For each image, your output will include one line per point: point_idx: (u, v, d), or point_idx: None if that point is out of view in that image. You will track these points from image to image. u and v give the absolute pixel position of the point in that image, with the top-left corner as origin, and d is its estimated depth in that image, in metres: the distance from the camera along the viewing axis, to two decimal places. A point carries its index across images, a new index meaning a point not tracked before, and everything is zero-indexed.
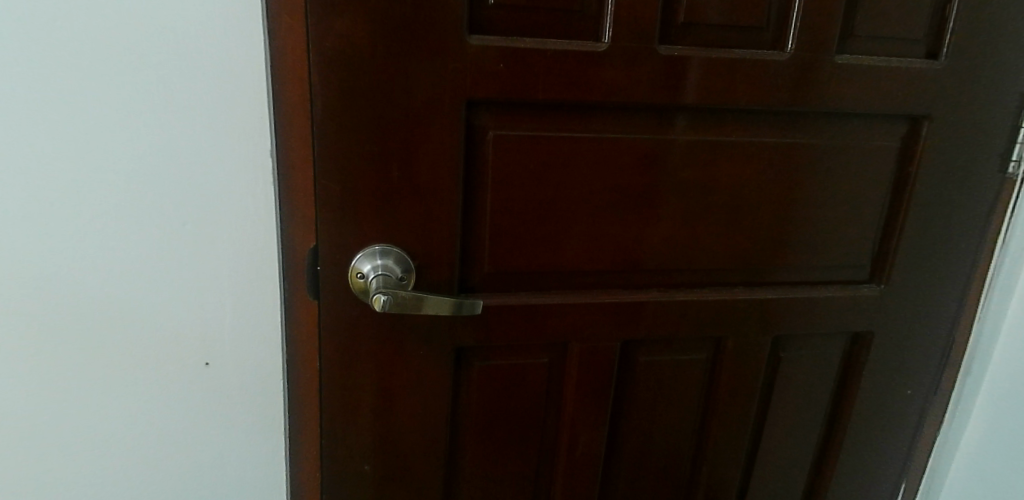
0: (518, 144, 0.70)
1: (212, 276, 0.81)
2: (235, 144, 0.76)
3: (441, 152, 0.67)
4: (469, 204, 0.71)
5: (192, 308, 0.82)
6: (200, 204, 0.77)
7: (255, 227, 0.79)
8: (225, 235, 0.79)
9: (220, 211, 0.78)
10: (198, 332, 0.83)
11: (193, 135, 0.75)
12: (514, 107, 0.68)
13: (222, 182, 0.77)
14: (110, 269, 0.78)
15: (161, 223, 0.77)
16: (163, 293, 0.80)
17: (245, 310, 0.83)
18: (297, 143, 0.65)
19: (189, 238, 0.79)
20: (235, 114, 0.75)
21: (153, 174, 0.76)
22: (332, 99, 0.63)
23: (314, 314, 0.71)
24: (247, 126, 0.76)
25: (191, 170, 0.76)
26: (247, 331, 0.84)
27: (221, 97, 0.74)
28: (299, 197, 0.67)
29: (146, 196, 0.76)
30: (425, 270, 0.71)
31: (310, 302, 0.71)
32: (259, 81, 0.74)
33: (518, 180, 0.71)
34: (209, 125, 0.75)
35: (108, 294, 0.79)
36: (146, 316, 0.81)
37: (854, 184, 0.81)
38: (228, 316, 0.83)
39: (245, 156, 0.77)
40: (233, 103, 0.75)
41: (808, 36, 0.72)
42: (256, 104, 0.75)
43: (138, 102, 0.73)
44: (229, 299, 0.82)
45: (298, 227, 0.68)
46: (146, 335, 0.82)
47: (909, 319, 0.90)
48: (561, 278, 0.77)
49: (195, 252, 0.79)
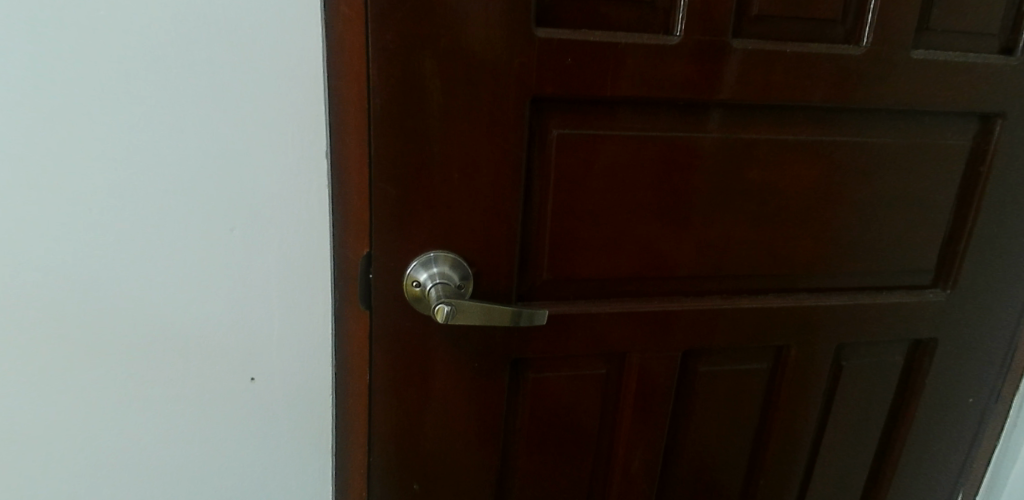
0: (583, 144, 0.66)
1: (254, 286, 0.77)
2: (280, 146, 0.72)
3: (504, 152, 0.64)
4: (529, 208, 0.68)
5: (238, 319, 0.78)
6: (242, 210, 0.74)
7: (299, 235, 0.76)
8: (268, 243, 0.75)
9: (268, 217, 0.74)
10: (243, 345, 0.79)
11: (236, 137, 0.71)
12: (580, 104, 0.65)
13: (272, 187, 0.73)
14: (148, 279, 0.74)
15: (203, 230, 0.74)
16: (203, 304, 0.76)
17: (291, 321, 0.79)
18: (353, 143, 0.61)
19: (230, 246, 0.75)
20: (282, 116, 0.71)
21: (195, 179, 0.72)
22: (392, 97, 0.60)
23: (366, 324, 0.68)
24: (293, 127, 0.72)
25: (235, 174, 0.72)
26: (292, 343, 0.80)
27: (267, 96, 0.70)
28: (354, 200, 0.63)
29: (188, 202, 0.72)
30: (484, 278, 0.68)
31: (362, 312, 0.67)
32: (307, 80, 0.71)
33: (580, 182, 0.67)
34: (253, 126, 0.71)
35: (145, 306, 0.75)
36: (184, 329, 0.77)
37: (923, 185, 0.77)
38: (274, 328, 0.79)
39: (290, 159, 0.73)
40: (280, 104, 0.71)
41: (885, 30, 0.68)
42: (304, 104, 0.72)
43: (180, 103, 0.69)
44: (271, 310, 0.78)
45: (352, 233, 0.64)
46: (190, 348, 0.78)
47: (974, 326, 0.86)
48: (621, 285, 0.73)
49: (237, 261, 0.75)
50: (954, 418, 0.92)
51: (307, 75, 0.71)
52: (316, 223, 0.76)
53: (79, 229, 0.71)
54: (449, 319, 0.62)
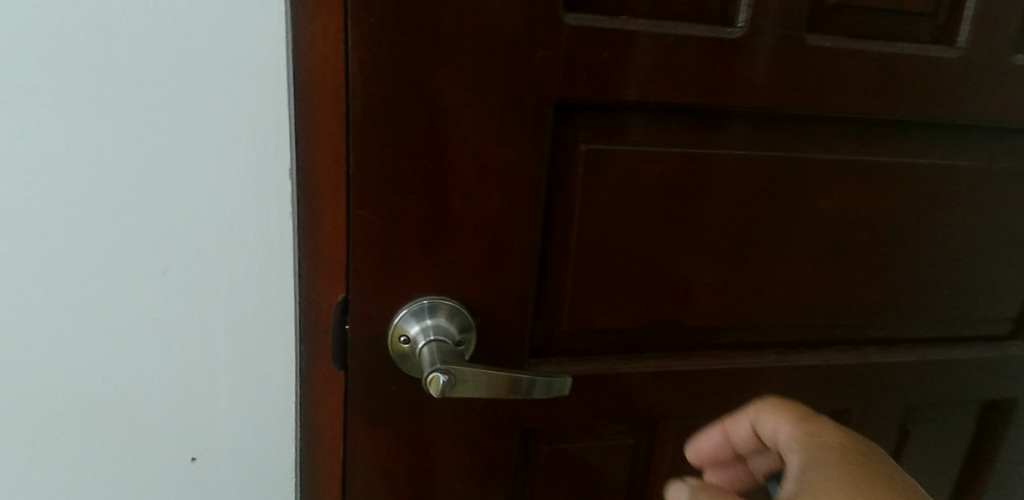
0: (617, 162, 0.53)
1: (197, 336, 0.62)
2: (232, 163, 0.58)
3: (518, 172, 0.50)
4: (549, 242, 0.54)
5: (180, 389, 0.63)
6: (187, 256, 0.59)
7: (256, 273, 0.61)
8: (216, 283, 0.60)
9: (221, 264, 0.60)
10: (186, 420, 0.64)
11: (176, 153, 0.56)
12: (611, 113, 0.52)
13: (225, 228, 0.59)
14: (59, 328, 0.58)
15: (133, 268, 0.58)
16: (131, 359, 0.61)
17: (245, 387, 0.65)
18: (325, 158, 0.47)
19: (168, 288, 0.59)
20: (235, 124, 0.57)
21: (121, 205, 0.56)
22: (376, 99, 0.46)
23: (339, 388, 0.53)
24: (249, 140, 0.57)
25: (174, 198, 0.57)
26: (246, 413, 0.66)
27: (216, 101, 0.56)
28: (325, 231, 0.49)
29: (113, 233, 0.57)
30: (490, 330, 0.54)
31: (334, 373, 0.53)
32: (268, 81, 0.56)
33: (613, 211, 0.54)
34: (197, 138, 0.56)
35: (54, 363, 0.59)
36: (106, 389, 0.61)
37: (1015, 219, 0.65)
38: (225, 397, 0.64)
39: (245, 180, 0.58)
40: (232, 111, 0.57)
41: (985, 29, 0.56)
42: (263, 111, 0.57)
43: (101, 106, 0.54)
44: (218, 364, 0.63)
45: (322, 274, 0.50)
46: (119, 424, 0.63)
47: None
48: (657, 337, 0.60)
49: (177, 305, 0.60)
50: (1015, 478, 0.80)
51: (267, 74, 0.56)
52: (276, 260, 0.61)
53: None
54: (442, 392, 0.47)
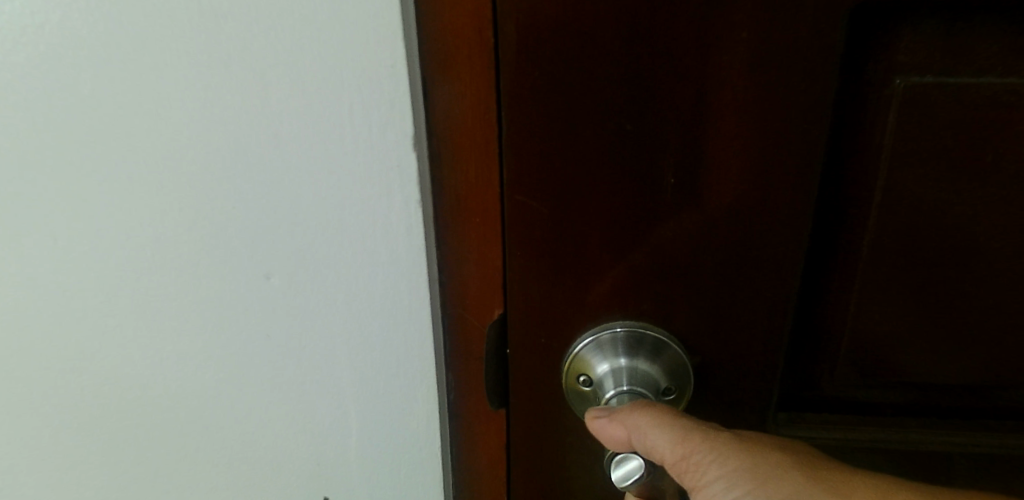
0: (962, 108, 0.30)
1: (240, 403, 0.39)
2: (267, 143, 0.31)
3: (780, 132, 0.30)
4: (819, 244, 0.34)
5: (290, 400, 0.39)
6: (281, 191, 0.33)
7: (315, 300, 0.35)
8: (263, 336, 0.36)
9: (345, 206, 0.33)
10: (305, 444, 0.40)
11: (169, 126, 0.31)
12: (945, 14, 0.28)
13: (347, 140, 0.32)
14: (70, 401, 0.39)
15: (146, 319, 0.36)
16: (164, 436, 0.40)
17: (386, 412, 0.39)
18: (469, 117, 0.30)
19: (193, 339, 0.37)
20: (264, 71, 0.30)
21: (110, 223, 0.34)
22: (538, 19, 0.28)
23: (496, 440, 0.38)
24: (290, 97, 0.31)
25: (180, 202, 0.33)
26: (397, 448, 0.40)
27: (222, 27, 0.29)
28: (467, 229, 0.33)
29: (106, 266, 0.35)
30: (715, 371, 0.36)
31: (489, 422, 0.38)
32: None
33: (944, 196, 0.32)
34: (200, 100, 0.31)
35: (78, 444, 0.41)
36: (146, 477, 0.42)
37: None
38: (359, 419, 0.39)
39: (288, 166, 0.32)
40: (253, 46, 0.30)
41: None
42: (309, 42, 0.30)
43: (43, 59, 0.30)
44: (280, 445, 0.40)
45: (469, 285, 0.34)
46: (215, 441, 0.40)
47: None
48: (985, 396, 0.38)
49: (202, 359, 0.37)
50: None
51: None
52: (344, 289, 0.35)
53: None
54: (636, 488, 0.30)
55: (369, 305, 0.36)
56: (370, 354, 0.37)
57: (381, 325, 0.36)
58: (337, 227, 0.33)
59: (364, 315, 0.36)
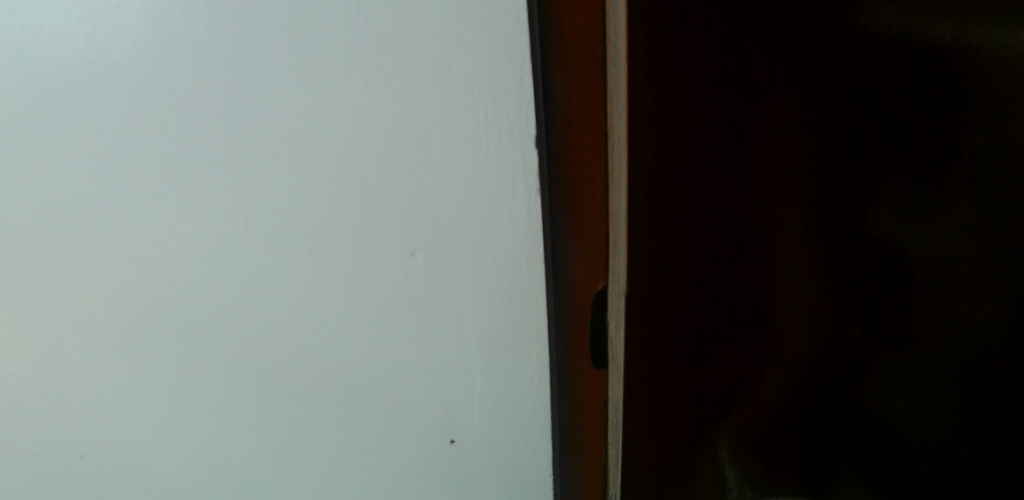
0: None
1: (386, 357, 0.47)
2: (418, 143, 0.39)
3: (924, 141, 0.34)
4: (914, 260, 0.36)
5: (425, 354, 0.46)
6: (425, 180, 0.40)
7: (448, 269, 0.42)
8: (404, 300, 0.44)
9: (475, 191, 0.40)
10: (436, 391, 0.47)
11: (348, 128, 0.41)
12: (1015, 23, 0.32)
13: (478, 139, 0.38)
14: (254, 344, 0.49)
15: (316, 281, 0.45)
16: (324, 380, 0.49)
17: (504, 370, 0.45)
18: (585, 116, 0.33)
19: (351, 301, 0.45)
20: (420, 82, 0.38)
21: (295, 203, 0.43)
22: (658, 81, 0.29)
23: (598, 410, 0.41)
24: (438, 103, 0.38)
25: (347, 186, 0.42)
26: (515, 401, 0.46)
27: (392, 47, 0.38)
28: (580, 214, 0.36)
29: (290, 236, 0.44)
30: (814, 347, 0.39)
31: (593, 390, 0.41)
32: (455, 10, 0.36)
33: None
34: (372, 106, 0.40)
35: (257, 380, 0.51)
36: (307, 412, 0.51)
37: None
38: (482, 374, 0.46)
39: (433, 156, 0.39)
40: (412, 64, 0.38)
41: None
42: (453, 59, 0.37)
43: (264, 72, 0.41)
44: (417, 391, 0.48)
45: (581, 265, 0.37)
46: (362, 387, 0.48)
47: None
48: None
49: (358, 318, 0.46)
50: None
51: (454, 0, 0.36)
52: (473, 261, 0.42)
53: (166, 281, 0.49)
54: None
55: (495, 275, 0.42)
56: (494, 318, 0.44)
57: (505, 293, 0.42)
58: (469, 209, 0.40)
59: (490, 284, 0.42)
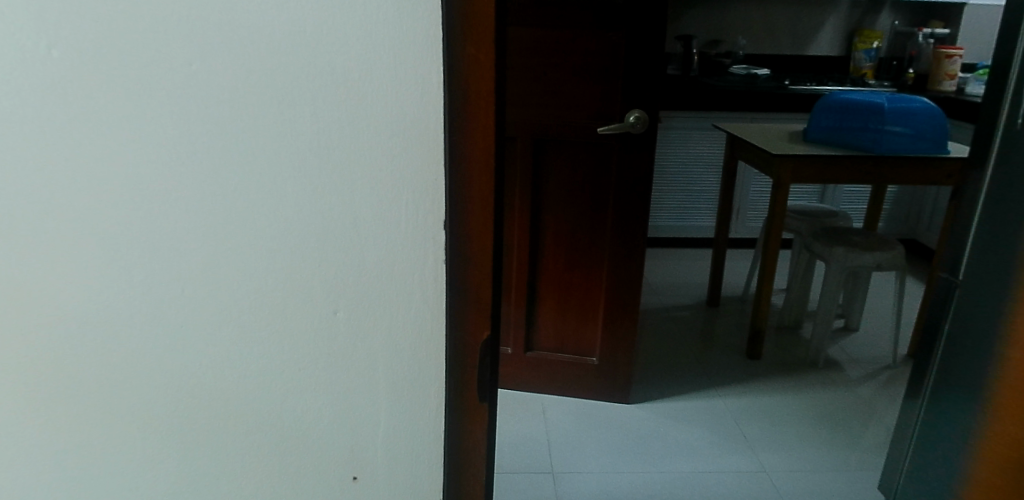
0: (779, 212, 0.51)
1: (300, 404, 0.55)
2: (349, 225, 0.49)
3: None
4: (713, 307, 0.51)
5: (336, 401, 0.54)
6: (348, 256, 0.50)
7: (363, 328, 0.52)
8: (325, 352, 0.53)
9: (391, 266, 0.50)
10: (342, 433, 0.55)
11: (281, 213, 0.49)
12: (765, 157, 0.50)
13: (394, 226, 0.49)
14: (175, 392, 0.55)
15: (243, 337, 0.53)
16: (240, 427, 0.56)
17: (405, 410, 0.55)
18: (477, 206, 0.49)
19: (272, 357, 0.53)
20: (356, 178, 0.48)
21: (226, 272, 0.51)
22: None
23: (480, 419, 0.55)
24: (370, 196, 0.48)
25: (277, 260, 0.50)
26: (413, 437, 0.55)
27: (325, 153, 0.48)
28: (472, 277, 0.51)
29: (223, 298, 0.52)
30: None
31: (477, 406, 0.54)
32: (391, 126, 0.47)
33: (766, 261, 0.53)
34: (309, 196, 0.49)
35: (172, 426, 0.56)
36: (218, 459, 0.57)
37: None
38: (385, 416, 0.55)
39: (356, 236, 0.49)
40: (350, 164, 0.48)
41: None
42: (386, 162, 0.48)
43: (202, 169, 0.49)
44: (326, 433, 0.55)
45: (472, 313, 0.52)
46: (276, 431, 0.56)
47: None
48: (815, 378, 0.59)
49: (277, 371, 0.54)
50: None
51: (390, 119, 0.47)
52: (385, 320, 0.52)
53: (94, 335, 0.53)
54: None
55: (402, 331, 0.52)
56: (398, 368, 0.53)
57: (411, 346, 0.52)
58: (385, 278, 0.50)
59: (397, 339, 0.52)
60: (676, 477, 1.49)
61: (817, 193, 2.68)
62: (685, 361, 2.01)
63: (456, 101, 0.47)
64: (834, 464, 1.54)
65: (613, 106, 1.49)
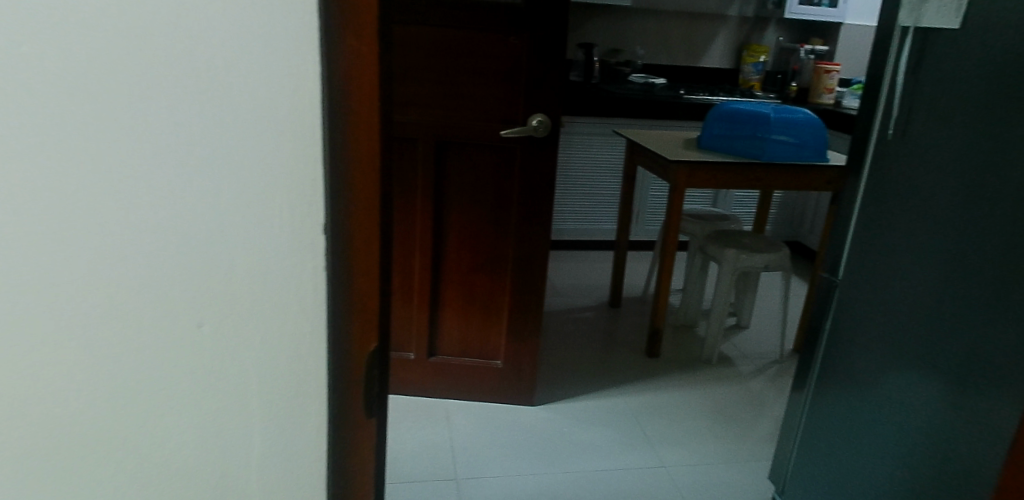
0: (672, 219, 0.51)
1: (162, 429, 0.49)
2: (215, 229, 0.44)
3: None
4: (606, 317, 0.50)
5: (202, 424, 0.49)
6: (214, 265, 0.45)
7: (233, 345, 0.47)
8: (189, 372, 0.47)
9: (263, 278, 0.46)
10: (212, 459, 0.50)
11: (134, 217, 0.44)
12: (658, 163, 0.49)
13: (265, 233, 0.45)
14: (11, 421, 0.48)
15: (89, 357, 0.46)
16: (91, 457, 0.49)
17: (282, 433, 0.50)
18: (361, 211, 0.46)
19: (127, 379, 0.47)
20: (222, 178, 0.43)
21: (69, 283, 0.45)
22: None
23: (368, 435, 0.52)
24: (238, 197, 0.44)
25: (131, 269, 0.45)
26: (291, 462, 0.51)
27: (185, 151, 0.43)
28: (356, 285, 0.48)
29: (66, 312, 0.45)
30: None
31: (364, 421, 0.51)
32: (260, 121, 0.42)
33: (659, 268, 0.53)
34: (167, 199, 0.44)
35: (8, 459, 0.49)
36: (65, 493, 0.50)
37: None
38: (260, 440, 0.50)
39: (223, 245, 0.45)
40: (215, 161, 0.43)
41: None
42: (255, 160, 0.43)
43: (39, 165, 0.42)
44: (192, 460, 0.50)
45: (357, 324, 0.49)
46: (133, 460, 0.50)
47: (1013, 393, 0.79)
48: None
49: (134, 394, 0.48)
50: (962, 483, 0.87)
51: (260, 113, 0.42)
52: (258, 336, 0.47)
53: None
54: None
55: (278, 348, 0.47)
56: (273, 388, 0.48)
57: (289, 364, 0.48)
58: (258, 290, 0.46)
59: (272, 356, 0.48)
60: (579, 477, 1.51)
61: (711, 197, 2.81)
62: (588, 361, 2.04)
63: (337, 98, 0.43)
64: (726, 457, 1.61)
65: (516, 109, 1.48)
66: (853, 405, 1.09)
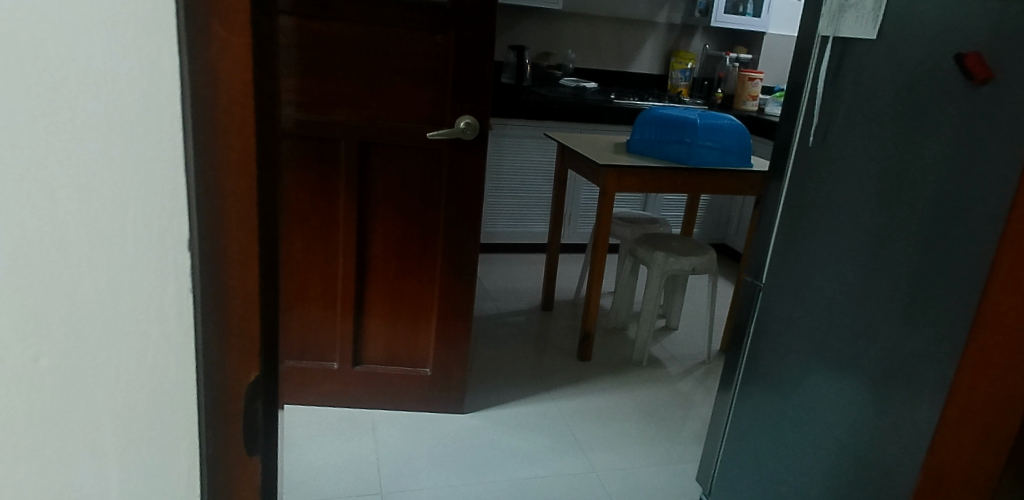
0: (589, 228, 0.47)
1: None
2: (52, 243, 0.37)
3: None
4: None
5: (48, 469, 0.42)
6: (56, 285, 0.38)
7: (81, 377, 0.40)
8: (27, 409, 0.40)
9: (117, 299, 0.39)
10: None
11: None
12: None
13: (116, 247, 0.38)
14: None
15: None
16: None
17: (146, 473, 0.43)
18: (238, 226, 0.39)
19: None
20: (59, 183, 0.37)
21: None
22: None
23: (250, 475, 0.45)
24: (79, 208, 0.37)
25: None
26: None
27: (14, 151, 0.36)
28: (233, 310, 0.41)
29: None
30: None
31: (246, 461, 0.45)
32: (104, 119, 0.36)
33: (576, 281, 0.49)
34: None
35: None
36: None
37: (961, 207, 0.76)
38: (119, 481, 0.43)
39: (65, 261, 0.38)
40: (49, 165, 0.36)
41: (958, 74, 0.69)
42: (99, 164, 0.36)
43: None
44: None
45: (235, 354, 0.42)
46: None
47: (927, 396, 0.80)
48: None
49: None
50: (880, 484, 0.88)
51: (103, 109, 0.36)
52: (112, 367, 0.40)
53: None
54: None
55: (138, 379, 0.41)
56: (133, 424, 0.42)
57: (151, 396, 0.42)
58: (110, 313, 0.39)
59: (131, 389, 0.41)
60: (508, 486, 1.47)
61: (641, 200, 2.84)
62: (519, 365, 2.01)
63: (202, 92, 0.37)
64: (655, 460, 1.60)
65: (443, 110, 1.43)
66: (777, 408, 1.09)
